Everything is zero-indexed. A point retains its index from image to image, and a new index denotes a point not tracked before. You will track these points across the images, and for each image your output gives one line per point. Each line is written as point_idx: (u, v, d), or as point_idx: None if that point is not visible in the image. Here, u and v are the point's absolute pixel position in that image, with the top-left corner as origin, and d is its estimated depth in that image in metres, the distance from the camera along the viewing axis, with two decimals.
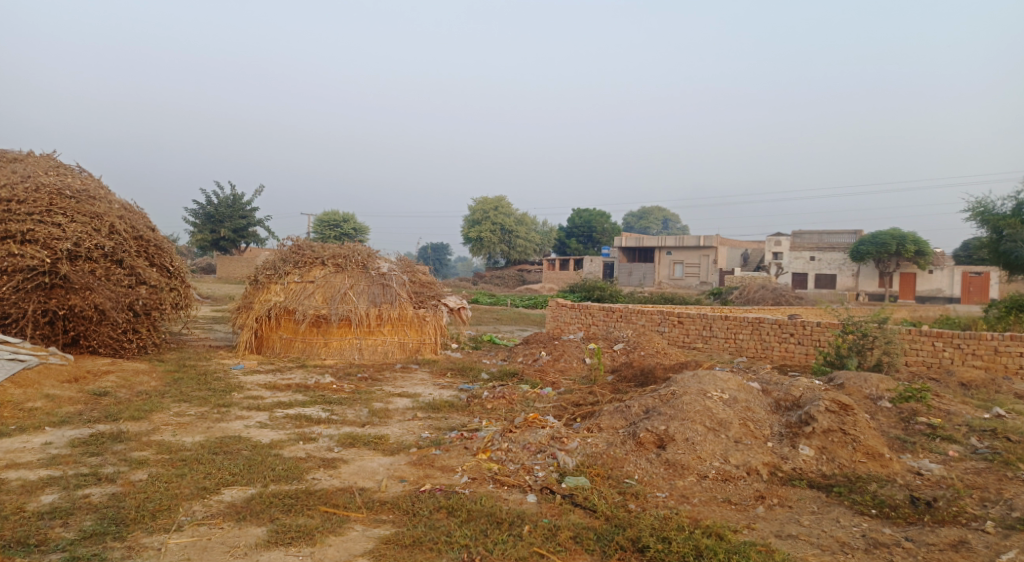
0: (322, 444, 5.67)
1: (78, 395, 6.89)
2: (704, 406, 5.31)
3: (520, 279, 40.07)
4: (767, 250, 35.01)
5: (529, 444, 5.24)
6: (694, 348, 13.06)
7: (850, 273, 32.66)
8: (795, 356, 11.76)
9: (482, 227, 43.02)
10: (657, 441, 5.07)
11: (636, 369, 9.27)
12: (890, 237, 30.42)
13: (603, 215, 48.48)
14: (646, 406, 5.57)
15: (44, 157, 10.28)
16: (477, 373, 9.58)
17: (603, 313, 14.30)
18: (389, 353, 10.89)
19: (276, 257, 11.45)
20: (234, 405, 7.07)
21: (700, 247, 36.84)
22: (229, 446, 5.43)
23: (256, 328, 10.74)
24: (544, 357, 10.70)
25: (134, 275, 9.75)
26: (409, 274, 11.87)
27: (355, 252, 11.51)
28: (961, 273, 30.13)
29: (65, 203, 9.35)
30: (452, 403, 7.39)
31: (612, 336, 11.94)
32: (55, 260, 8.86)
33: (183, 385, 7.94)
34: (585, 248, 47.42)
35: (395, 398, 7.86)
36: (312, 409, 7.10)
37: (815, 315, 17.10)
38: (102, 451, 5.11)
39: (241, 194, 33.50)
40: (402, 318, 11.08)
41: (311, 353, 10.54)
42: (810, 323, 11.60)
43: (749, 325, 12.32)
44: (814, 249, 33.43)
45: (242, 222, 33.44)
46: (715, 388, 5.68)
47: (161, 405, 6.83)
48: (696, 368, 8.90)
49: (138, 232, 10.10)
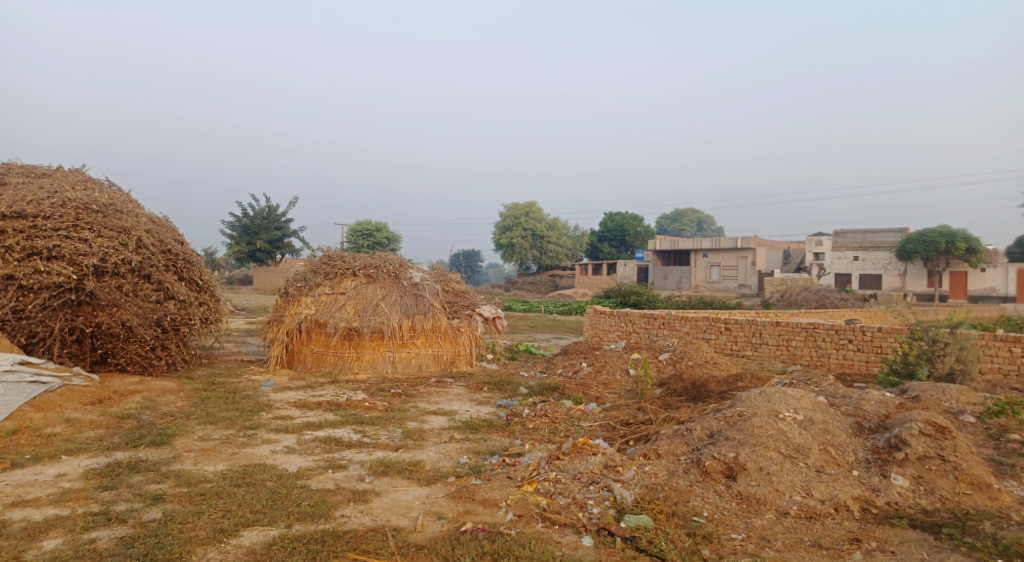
0: (352, 473, 5.20)
1: (100, 418, 6.55)
2: (777, 430, 4.72)
3: (554, 284, 39.48)
4: (808, 250, 33.94)
5: (580, 474, 4.69)
6: (743, 356, 12.35)
7: (897, 273, 31.36)
8: (855, 364, 11.00)
9: (513, 234, 42.57)
10: (725, 470, 4.50)
11: (687, 382, 8.63)
12: (938, 234, 29.00)
13: (636, 218, 47.51)
14: (709, 429, 4.98)
15: (73, 172, 10.09)
16: (516, 388, 9.04)
17: (644, 320, 13.65)
18: (423, 366, 10.44)
19: (306, 268, 11.11)
20: (261, 427, 6.67)
21: (738, 249, 35.80)
22: (253, 476, 5.00)
23: (287, 342, 10.40)
24: (586, 368, 10.11)
25: (162, 290, 9.48)
26: (442, 283, 11.42)
27: (386, 262, 11.12)
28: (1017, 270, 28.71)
29: (91, 218, 9.10)
30: (490, 422, 6.87)
31: (656, 345, 11.28)
32: (82, 276, 8.62)
33: (210, 405, 7.58)
34: (618, 252, 46.77)
35: (430, 416, 7.37)
36: (342, 430, 6.65)
37: (867, 318, 16.26)
38: (117, 485, 4.72)
39: (276, 205, 33.63)
40: (436, 329, 10.61)
41: (342, 367, 10.14)
42: (870, 329, 10.82)
43: (803, 331, 11.60)
44: (858, 249, 32.23)
45: (277, 234, 33.52)
46: (787, 407, 5.07)
47: (186, 428, 6.46)
48: (753, 380, 8.23)
49: (166, 245, 9.84)
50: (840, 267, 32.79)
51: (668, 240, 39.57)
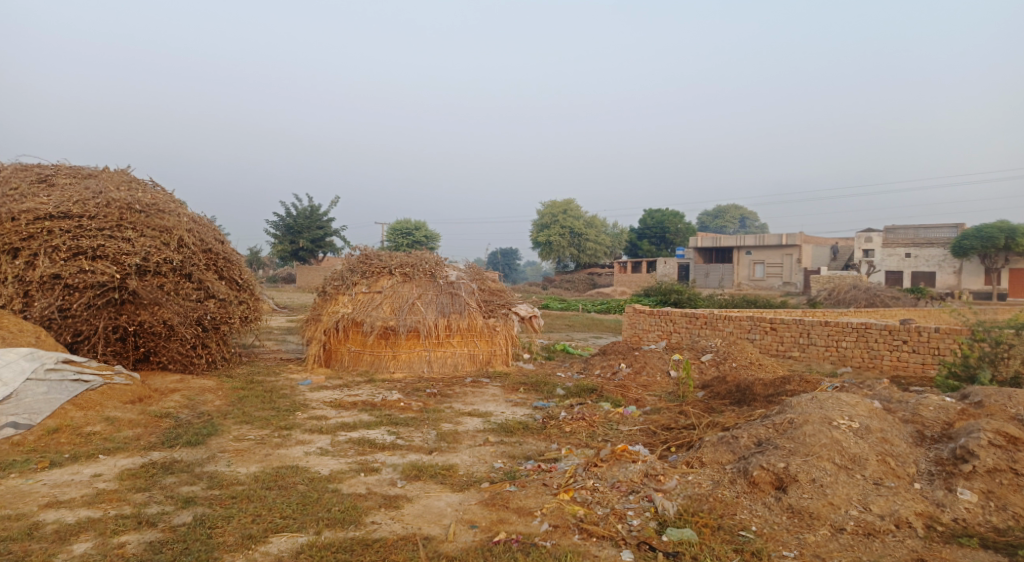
0: (384, 477, 5.08)
1: (139, 416, 6.59)
2: (831, 439, 4.43)
3: (593, 282, 39.09)
4: (857, 247, 32.83)
5: (619, 483, 4.48)
6: (790, 357, 11.91)
7: (952, 270, 30.12)
8: (910, 366, 10.50)
9: (552, 231, 42.31)
10: (775, 481, 4.23)
11: (731, 384, 8.31)
12: (996, 230, 27.72)
13: (676, 215, 46.72)
14: (757, 436, 4.71)
15: (117, 173, 10.25)
16: (553, 389, 8.85)
17: (685, 320, 13.30)
18: (459, 366, 10.33)
19: (343, 267, 11.10)
20: (296, 428, 6.62)
21: (783, 246, 34.86)
22: (284, 479, 4.92)
23: (324, 340, 10.39)
24: (625, 369, 9.86)
25: (202, 288, 9.57)
26: (478, 282, 11.30)
27: (423, 261, 11.04)
28: None
29: (134, 217, 9.21)
30: (526, 425, 6.69)
31: (699, 345, 10.94)
32: (124, 275, 8.74)
33: (248, 405, 7.59)
34: (658, 249, 46.11)
35: (465, 418, 7.23)
36: (376, 432, 6.56)
37: (920, 317, 15.60)
38: (150, 486, 4.69)
39: (317, 205, 34.05)
40: (472, 329, 10.48)
41: (379, 366, 10.09)
42: (927, 329, 10.31)
43: (854, 332, 11.11)
44: (910, 245, 31.05)
45: (318, 233, 33.94)
46: (841, 414, 4.77)
47: (222, 428, 6.45)
48: (801, 382, 7.87)
49: (206, 245, 9.92)
50: (890, 264, 31.65)
51: (709, 237, 38.80)
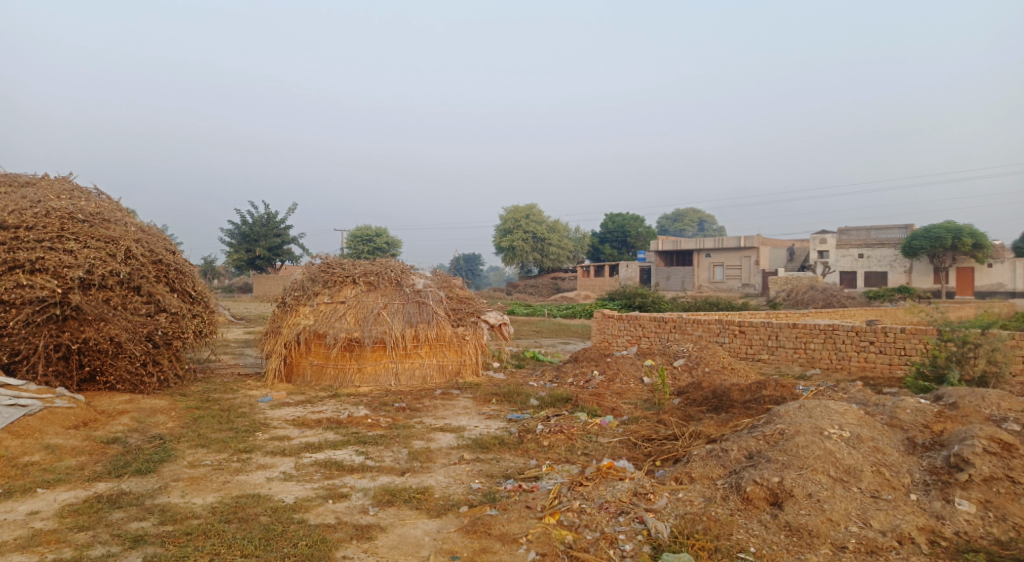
0: (355, 504, 4.73)
1: (83, 443, 6.08)
2: (825, 450, 4.27)
3: (556, 287, 39.01)
4: (812, 248, 33.44)
5: (607, 503, 4.24)
6: (759, 360, 11.88)
7: (902, 270, 30.92)
8: (877, 367, 10.54)
9: (514, 237, 42.12)
10: (769, 497, 4.05)
11: (707, 390, 8.16)
12: (944, 230, 28.58)
13: (637, 219, 47.04)
14: (748, 450, 4.52)
15: (59, 181, 9.64)
16: (526, 399, 8.58)
17: (654, 324, 13.20)
18: (428, 377, 9.98)
19: (304, 277, 10.66)
20: (257, 450, 6.20)
21: (742, 249, 35.33)
22: (245, 510, 4.53)
23: (285, 354, 9.94)
24: (598, 377, 9.64)
25: (152, 302, 9.03)
26: (445, 290, 10.98)
27: (388, 269, 10.67)
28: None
29: (77, 228, 8.67)
30: (502, 440, 6.40)
31: (670, 350, 10.80)
32: (66, 290, 8.17)
33: (203, 426, 7.13)
34: (620, 253, 46.34)
35: (437, 434, 6.90)
36: (344, 452, 6.19)
37: (879, 316, 15.83)
38: (94, 524, 4.25)
39: (275, 213, 33.26)
40: (440, 338, 10.14)
41: (344, 380, 9.69)
42: (893, 329, 10.37)
43: (821, 333, 11.13)
44: (863, 246, 31.77)
45: (276, 241, 33.05)
46: (831, 423, 4.62)
47: (175, 453, 5.99)
48: (778, 387, 7.76)
49: (156, 256, 9.39)
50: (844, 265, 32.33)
51: (670, 240, 39.12)
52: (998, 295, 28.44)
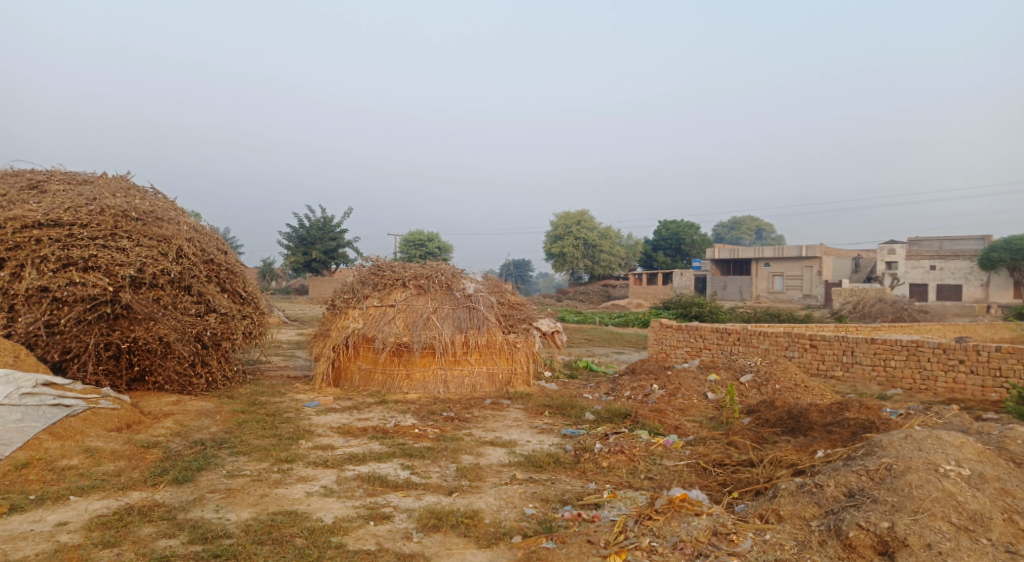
0: (398, 528, 4.31)
1: (123, 447, 5.86)
2: (943, 492, 3.63)
3: (608, 295, 38.21)
4: (880, 259, 31.72)
5: (683, 543, 3.71)
6: (833, 377, 11.02)
7: (978, 283, 29.05)
8: (967, 388, 9.61)
9: (566, 242, 41.48)
10: (877, 546, 3.45)
11: (781, 410, 7.47)
12: None
13: (693, 227, 45.85)
14: (847, 486, 3.91)
15: (116, 179, 9.62)
16: (581, 413, 8.04)
17: (716, 336, 12.46)
18: (478, 386, 9.55)
19: (353, 280, 10.41)
20: (298, 460, 5.87)
21: (804, 258, 33.86)
22: (279, 530, 4.16)
23: (333, 358, 9.68)
24: (658, 391, 9.02)
25: (202, 302, 8.90)
26: (497, 295, 10.55)
27: (439, 272, 10.33)
28: None
29: (130, 226, 8.60)
30: (557, 458, 5.90)
31: (736, 364, 10.08)
32: (118, 288, 8.05)
33: (246, 432, 6.86)
34: (674, 261, 45.17)
35: (487, 448, 6.45)
36: (388, 466, 5.80)
37: (957, 335, 14.76)
38: (120, 540, 3.95)
39: (331, 216, 33.61)
40: (491, 345, 9.71)
41: (391, 386, 9.35)
42: (986, 348, 9.44)
43: (903, 350, 10.23)
44: (936, 257, 29.96)
45: (332, 244, 33.41)
46: (946, 458, 3.97)
47: (215, 461, 5.71)
48: (861, 410, 7.02)
49: (208, 255, 9.27)
50: (914, 277, 30.52)
51: (727, 249, 37.83)
52: None
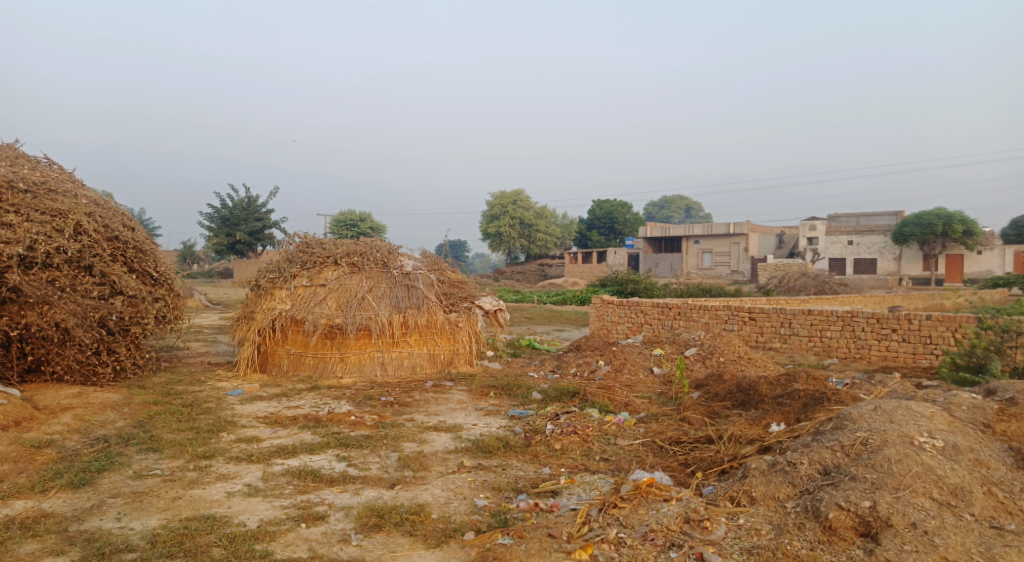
0: (334, 529, 3.82)
1: (9, 448, 5.09)
2: (923, 467, 3.43)
3: (543, 273, 38.14)
4: (802, 235, 32.70)
5: (654, 533, 3.39)
6: (771, 350, 11.07)
7: (892, 257, 30.36)
8: (900, 357, 9.77)
9: (501, 222, 41.05)
10: (859, 527, 3.21)
11: (731, 383, 7.32)
12: (935, 217, 28.00)
13: (626, 206, 46.26)
14: (822, 463, 3.66)
15: (1, 147, 8.52)
16: (528, 393, 7.68)
17: (657, 311, 12.36)
18: (417, 368, 9.05)
19: (279, 258, 9.67)
20: (219, 456, 5.25)
21: (732, 235, 34.63)
22: (193, 540, 3.60)
23: (259, 342, 8.98)
24: (604, 368, 8.75)
25: (106, 284, 8.00)
26: (436, 273, 10.04)
27: (373, 248, 9.71)
28: (1012, 252, 28.24)
29: (18, 199, 7.61)
30: (507, 442, 5.51)
31: (680, 338, 9.94)
32: (4, 269, 7.12)
33: (160, 425, 6.16)
34: (607, 240, 45.49)
35: (430, 434, 6.00)
36: (322, 458, 5.26)
37: (872, 307, 15.18)
38: None
39: (256, 196, 32.07)
40: (431, 325, 9.20)
41: (324, 370, 8.74)
42: (917, 317, 9.59)
43: (839, 320, 10.32)
44: (853, 233, 31.14)
45: (258, 225, 31.86)
46: (918, 430, 3.78)
47: (121, 460, 5.03)
48: (809, 381, 6.92)
49: (112, 232, 8.34)
50: (833, 252, 31.67)
51: (659, 226, 38.29)
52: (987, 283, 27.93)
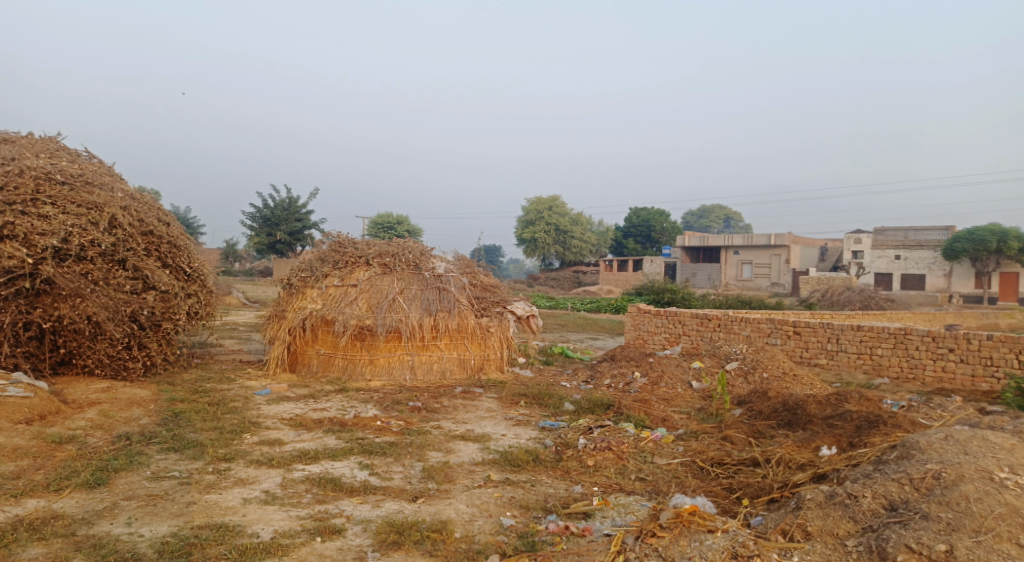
0: (351, 545, 3.58)
1: (29, 443, 4.99)
2: (1007, 508, 3.04)
3: (579, 280, 37.73)
4: (846, 248, 31.70)
5: None
6: (816, 366, 10.55)
7: (942, 273, 29.18)
8: (957, 378, 9.18)
9: (538, 228, 40.79)
10: None
11: (776, 400, 6.91)
12: (988, 233, 26.84)
13: (664, 215, 45.58)
14: (888, 498, 3.29)
15: (42, 139, 8.58)
16: (560, 403, 7.38)
17: (696, 322, 11.94)
18: (447, 373, 8.82)
19: (311, 257, 9.55)
20: (238, 458, 5.07)
21: (773, 246, 33.75)
22: (202, 551, 3.40)
23: (289, 341, 8.86)
24: (640, 380, 8.40)
25: (139, 278, 7.96)
26: (469, 276, 9.81)
27: (406, 249, 9.54)
28: None
29: (55, 191, 7.62)
30: (537, 456, 5.23)
31: (721, 351, 9.51)
32: (38, 260, 7.12)
33: (183, 424, 6.02)
34: (644, 248, 44.81)
35: (457, 444, 5.74)
36: (344, 465, 5.05)
37: (922, 324, 14.48)
38: None
39: (297, 197, 32.43)
40: (462, 329, 8.97)
41: (353, 372, 8.57)
42: (977, 336, 9.00)
43: (890, 337, 9.76)
44: (900, 247, 30.07)
45: (298, 225, 32.18)
46: (998, 464, 3.38)
47: (139, 459, 4.89)
48: (861, 402, 6.48)
49: (146, 227, 8.31)
50: (879, 266, 30.61)
51: (698, 236, 37.56)
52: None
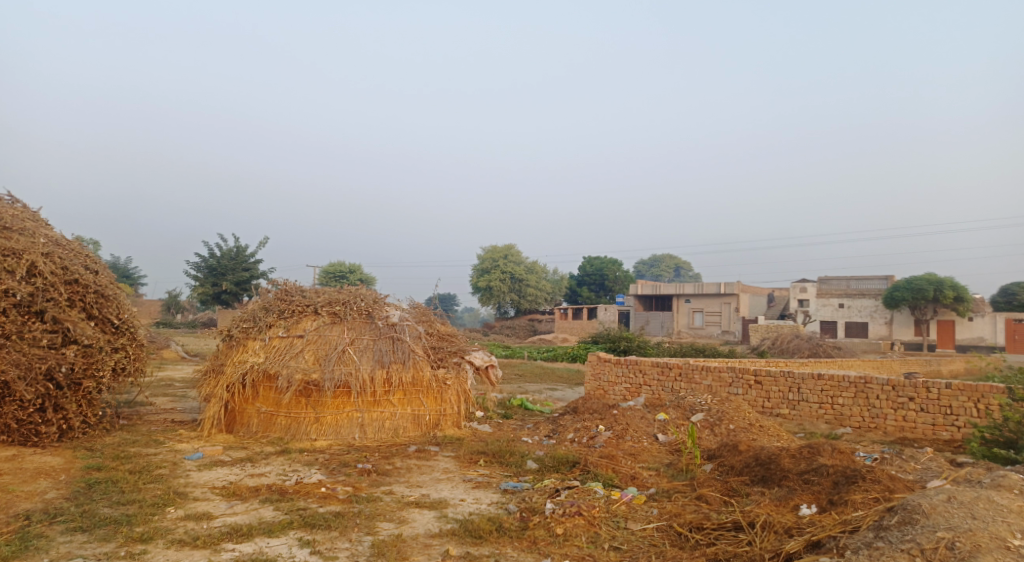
0: None
1: None
2: None
3: (534, 329, 37.40)
4: (793, 297, 32.38)
5: None
6: (779, 416, 10.34)
7: (884, 321, 29.94)
8: (918, 428, 9.04)
9: (493, 277, 40.55)
10: None
11: (747, 454, 6.58)
12: (926, 282, 27.77)
13: (617, 264, 46.02)
14: None
15: None
16: (521, 461, 6.90)
17: (657, 371, 11.68)
18: (400, 430, 8.24)
19: (255, 306, 8.94)
20: (157, 538, 4.42)
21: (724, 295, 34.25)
22: None
23: (227, 399, 8.21)
24: (604, 434, 7.99)
25: (59, 332, 7.22)
26: (424, 325, 9.33)
27: (358, 297, 9.02)
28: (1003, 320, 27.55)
29: None
30: (500, 524, 4.73)
31: (686, 401, 9.20)
32: None
33: (97, 497, 5.31)
34: (597, 297, 44.98)
35: (411, 512, 5.19)
36: (281, 542, 4.45)
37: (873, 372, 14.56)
38: None
39: (244, 246, 31.47)
40: (417, 383, 8.43)
41: (297, 432, 7.93)
42: (936, 385, 8.91)
43: (851, 386, 9.62)
44: (843, 296, 30.87)
45: (244, 274, 31.10)
46: (1010, 531, 3.09)
47: (37, 544, 4.20)
48: (835, 455, 6.21)
49: (71, 275, 7.60)
50: (825, 315, 31.30)
51: (650, 284, 37.89)
52: (979, 350, 27.39)
